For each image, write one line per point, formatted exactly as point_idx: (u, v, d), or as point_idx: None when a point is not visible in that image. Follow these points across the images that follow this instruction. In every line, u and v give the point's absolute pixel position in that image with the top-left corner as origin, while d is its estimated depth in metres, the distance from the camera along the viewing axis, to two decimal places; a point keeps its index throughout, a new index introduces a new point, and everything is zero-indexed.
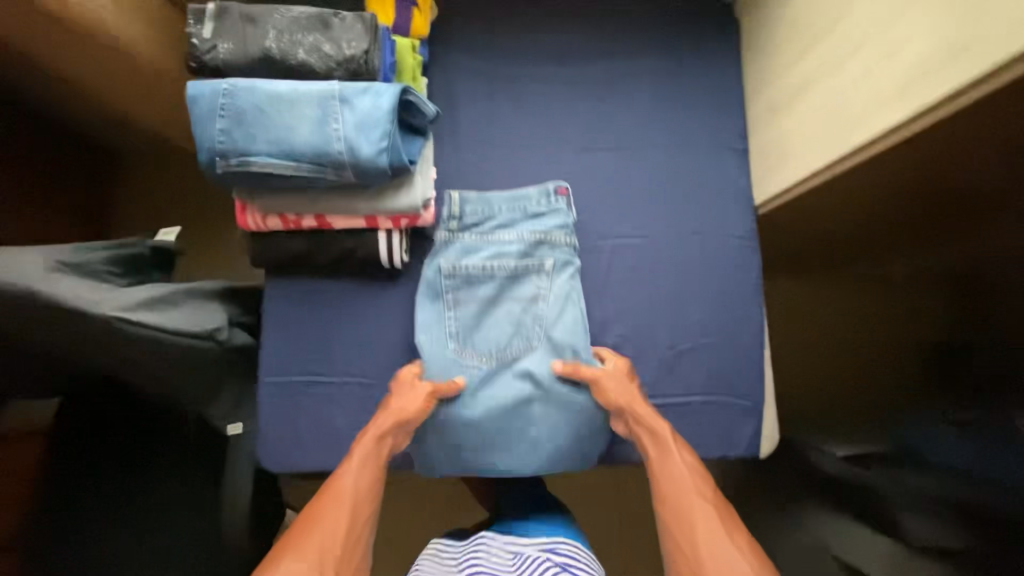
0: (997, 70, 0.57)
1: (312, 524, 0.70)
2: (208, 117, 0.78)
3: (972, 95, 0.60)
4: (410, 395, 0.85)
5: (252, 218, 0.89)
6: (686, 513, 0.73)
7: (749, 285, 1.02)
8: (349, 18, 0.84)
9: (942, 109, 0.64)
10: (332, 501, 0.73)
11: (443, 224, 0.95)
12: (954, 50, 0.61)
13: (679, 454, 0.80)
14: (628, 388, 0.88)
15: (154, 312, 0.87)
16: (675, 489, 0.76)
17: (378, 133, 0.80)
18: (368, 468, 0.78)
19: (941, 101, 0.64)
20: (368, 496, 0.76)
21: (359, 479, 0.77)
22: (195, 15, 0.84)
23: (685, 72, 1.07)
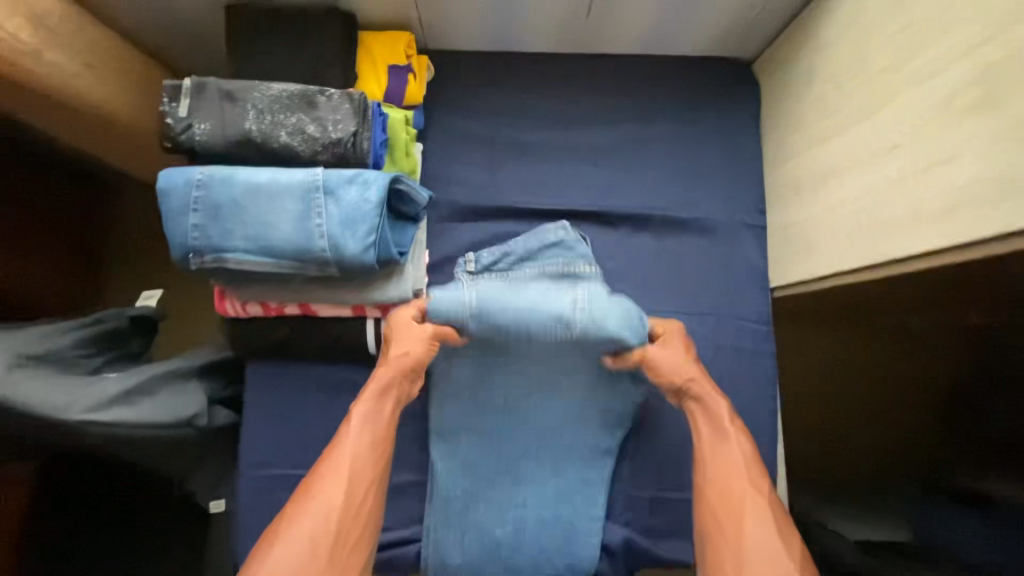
0: None
1: (308, 496, 0.68)
2: (181, 211, 0.72)
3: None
4: (411, 340, 0.77)
5: (231, 305, 0.83)
6: (737, 498, 0.70)
7: (763, 373, 0.96)
8: (336, 96, 0.78)
9: (993, 246, 0.57)
10: (327, 474, 0.70)
11: (460, 269, 0.92)
12: (1009, 185, 0.54)
13: (736, 439, 0.75)
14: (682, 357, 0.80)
15: (126, 405, 0.83)
16: (721, 472, 0.73)
17: (365, 228, 0.74)
18: (370, 430, 0.74)
19: (992, 238, 0.56)
20: (368, 456, 0.72)
21: (360, 441, 0.73)
22: (169, 91, 0.78)
23: (701, 138, 1.00)
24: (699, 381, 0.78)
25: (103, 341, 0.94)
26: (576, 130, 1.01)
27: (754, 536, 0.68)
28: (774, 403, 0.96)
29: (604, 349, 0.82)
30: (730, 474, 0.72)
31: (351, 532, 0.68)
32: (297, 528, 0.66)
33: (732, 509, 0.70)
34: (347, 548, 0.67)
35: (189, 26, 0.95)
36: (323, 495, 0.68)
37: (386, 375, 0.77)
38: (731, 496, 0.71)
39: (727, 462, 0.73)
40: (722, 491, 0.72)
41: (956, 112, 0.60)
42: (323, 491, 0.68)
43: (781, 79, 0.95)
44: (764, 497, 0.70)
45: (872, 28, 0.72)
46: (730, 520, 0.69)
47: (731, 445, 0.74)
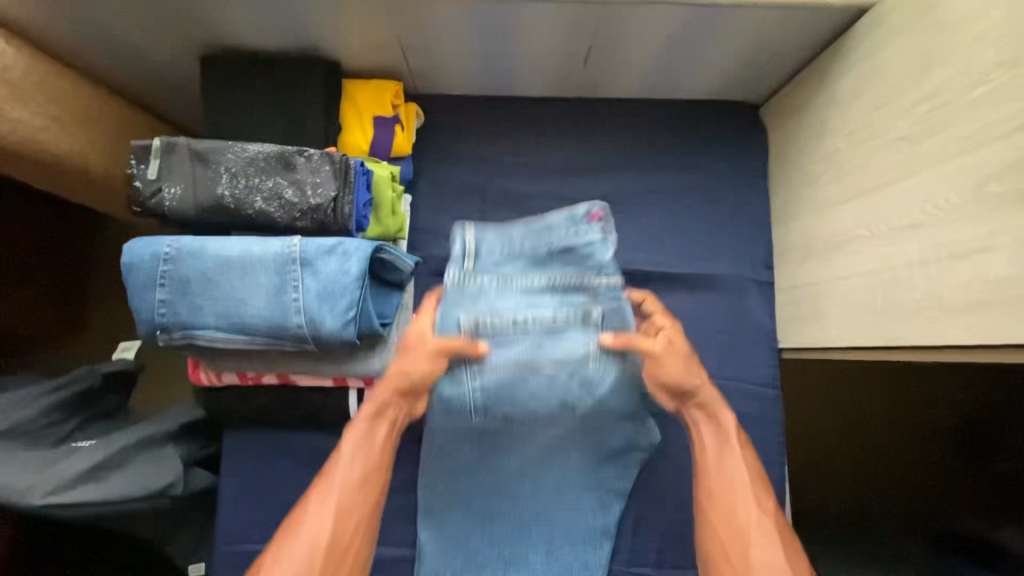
0: None
1: (292, 536, 0.63)
2: (147, 286, 0.68)
3: None
4: (414, 360, 0.71)
5: (205, 375, 0.79)
6: (742, 521, 0.67)
7: (770, 440, 0.90)
8: (315, 157, 0.73)
9: None
10: (312, 511, 0.64)
11: (454, 262, 0.78)
12: None
13: (742, 454, 0.71)
14: (693, 372, 0.73)
15: (95, 481, 0.79)
16: (728, 495, 0.69)
17: (344, 303, 0.69)
18: (362, 459, 0.68)
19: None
20: (358, 490, 0.66)
21: (348, 474, 0.67)
22: (138, 152, 0.73)
23: (705, 188, 0.95)
24: (708, 390, 0.73)
25: (77, 403, 0.89)
26: (573, 181, 0.96)
27: (763, 563, 0.64)
28: (782, 473, 0.90)
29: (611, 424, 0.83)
30: (736, 496, 0.68)
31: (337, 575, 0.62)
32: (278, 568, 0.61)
33: (741, 539, 0.66)
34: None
35: (168, 74, 0.90)
36: (306, 532, 0.63)
37: (384, 395, 0.71)
38: (739, 521, 0.67)
39: (733, 484, 0.69)
40: (729, 517, 0.67)
41: (985, 200, 0.55)
42: (308, 529, 0.63)
43: (791, 130, 0.89)
44: (769, 518, 0.67)
45: (891, 92, 0.67)
46: (737, 544, 0.66)
47: (737, 460, 0.70)
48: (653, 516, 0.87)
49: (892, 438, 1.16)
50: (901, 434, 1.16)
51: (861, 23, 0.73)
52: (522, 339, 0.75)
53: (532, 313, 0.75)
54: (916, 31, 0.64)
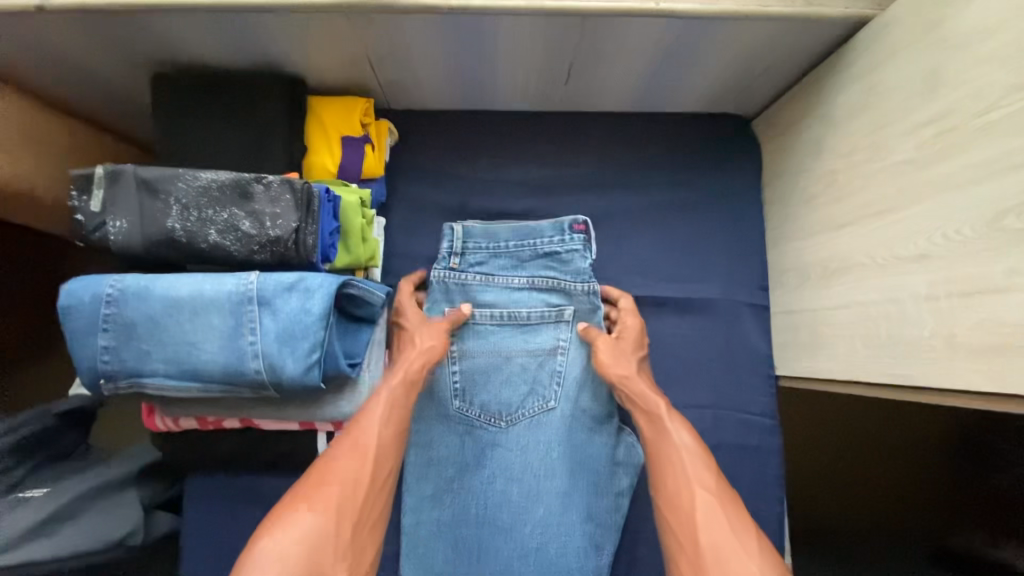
0: None
1: (327, 472, 0.60)
2: (88, 332, 0.62)
3: None
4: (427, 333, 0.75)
5: (161, 421, 0.72)
6: (684, 502, 0.62)
7: (767, 472, 0.86)
8: (275, 185, 0.68)
9: None
10: (347, 451, 0.61)
11: (441, 259, 0.86)
12: None
13: (676, 433, 0.69)
14: (630, 363, 0.78)
15: (44, 536, 0.73)
16: (666, 473, 0.65)
17: (307, 344, 0.63)
18: (395, 411, 0.67)
19: None
20: (395, 438, 0.65)
21: (387, 422, 0.65)
22: (80, 182, 0.67)
23: (696, 206, 0.90)
24: (632, 380, 0.76)
25: (31, 446, 0.83)
26: (556, 199, 0.91)
27: (711, 545, 0.58)
28: (781, 506, 0.85)
29: (587, 432, 0.84)
30: (673, 470, 0.65)
31: (371, 512, 0.60)
32: (316, 499, 0.57)
33: (683, 518, 0.61)
34: (366, 529, 0.59)
35: (121, 92, 0.84)
36: (344, 469, 0.60)
37: (416, 358, 0.73)
38: (679, 498, 0.63)
39: (671, 460, 0.66)
40: (672, 502, 0.63)
41: (1000, 234, 0.50)
42: (342, 470, 0.60)
43: (785, 144, 0.85)
44: (712, 492, 0.62)
45: (895, 110, 0.62)
46: (686, 530, 0.60)
47: (671, 437, 0.68)
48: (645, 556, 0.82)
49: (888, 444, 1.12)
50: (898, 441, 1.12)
51: (859, 35, 0.69)
52: (496, 330, 0.86)
53: (509, 311, 0.86)
54: (922, 45, 0.59)
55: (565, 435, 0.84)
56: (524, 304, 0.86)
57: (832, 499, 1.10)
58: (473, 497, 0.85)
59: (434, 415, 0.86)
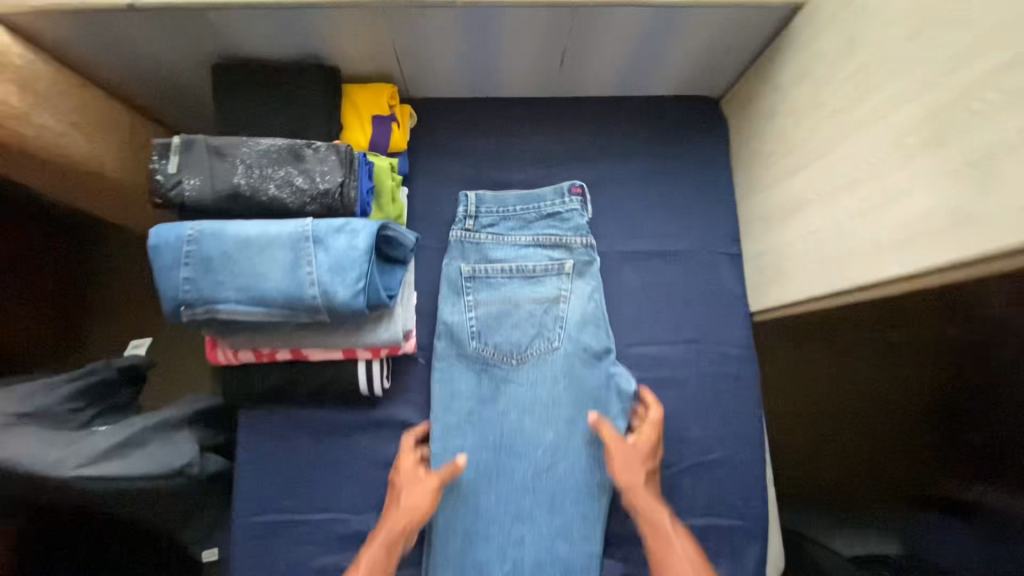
0: (1001, 253, 0.54)
1: None
2: (171, 265, 0.74)
3: (985, 267, 0.56)
4: (416, 494, 0.84)
5: (223, 353, 0.84)
6: None
7: (745, 397, 0.98)
8: (322, 149, 0.81)
9: (951, 272, 0.60)
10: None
11: (457, 221, 1.00)
12: (957, 218, 0.58)
13: (679, 543, 0.81)
14: (641, 472, 0.89)
15: (118, 458, 0.83)
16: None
17: (354, 275, 0.76)
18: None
19: (948, 266, 0.60)
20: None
21: None
22: (160, 149, 0.80)
23: (675, 172, 1.05)
24: (641, 490, 0.87)
25: (95, 393, 0.93)
26: (554, 170, 1.05)
27: None
28: (761, 425, 0.97)
29: (589, 365, 0.97)
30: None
31: None
32: None
33: None
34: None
35: (180, 86, 0.99)
36: None
37: (398, 523, 0.82)
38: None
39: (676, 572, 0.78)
40: None
41: (906, 150, 0.64)
42: None
43: (747, 117, 1.00)
44: None
45: (826, 72, 0.78)
46: None
47: (675, 546, 0.81)
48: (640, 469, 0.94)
49: (881, 410, 1.33)
50: (889, 405, 1.33)
51: (797, 18, 0.85)
52: (507, 282, 0.99)
53: (518, 263, 0.99)
54: (841, 19, 0.75)
55: (569, 369, 0.96)
56: (531, 258, 0.99)
57: (831, 468, 1.32)
58: (491, 426, 0.95)
59: (455, 356, 0.97)
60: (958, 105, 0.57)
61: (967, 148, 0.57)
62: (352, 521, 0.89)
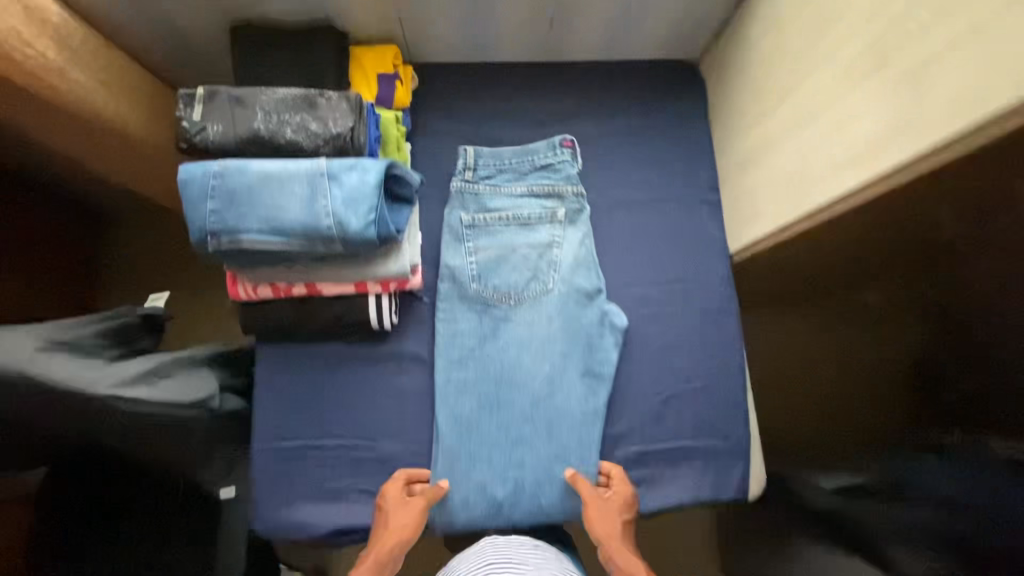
0: (939, 146, 0.62)
1: None
2: (200, 199, 0.81)
3: (929, 162, 0.65)
4: (403, 516, 0.88)
5: (243, 288, 0.91)
6: None
7: (727, 330, 1.06)
8: (334, 98, 0.89)
9: (901, 172, 0.68)
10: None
11: (457, 173, 1.08)
12: (903, 123, 0.67)
13: None
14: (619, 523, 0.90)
15: (147, 384, 0.89)
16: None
17: (366, 207, 0.83)
18: None
19: (898, 167, 0.68)
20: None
21: None
22: (185, 98, 0.88)
23: (658, 128, 1.13)
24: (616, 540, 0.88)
25: (119, 335, 1.00)
26: (546, 127, 1.13)
27: None
28: (741, 356, 1.05)
29: (581, 304, 1.04)
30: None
31: None
32: None
33: None
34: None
35: (197, 51, 1.06)
36: None
37: (386, 544, 0.85)
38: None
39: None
40: None
41: (859, 74, 0.73)
42: None
43: (724, 73, 1.09)
44: None
45: (791, 19, 0.87)
46: None
47: None
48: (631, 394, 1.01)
49: None
50: None
51: None
52: (505, 230, 1.06)
53: (514, 211, 1.07)
54: None
55: (564, 307, 1.04)
56: (526, 207, 1.07)
57: None
58: (492, 362, 1.02)
59: (457, 298, 1.04)
60: (899, 27, 0.66)
61: (908, 61, 0.66)
62: (366, 445, 0.97)
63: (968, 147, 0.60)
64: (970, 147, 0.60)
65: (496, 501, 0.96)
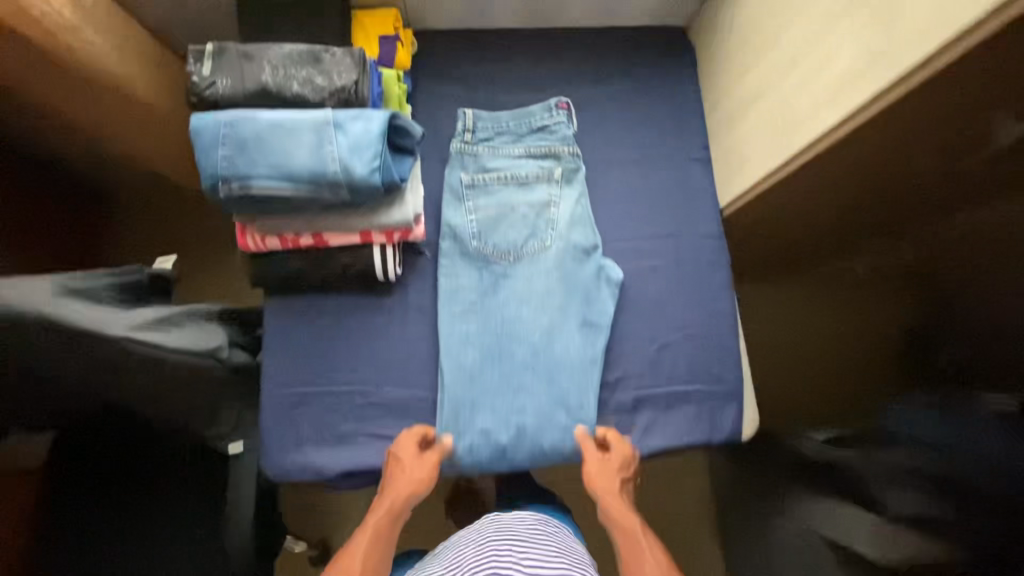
0: (922, 63, 0.67)
1: None
2: (211, 146, 0.85)
3: (913, 82, 0.70)
4: (416, 467, 0.93)
5: (252, 239, 0.95)
6: None
7: (719, 281, 1.09)
8: (338, 53, 0.92)
9: (887, 96, 0.73)
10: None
11: (457, 136, 1.10)
12: (886, 50, 0.72)
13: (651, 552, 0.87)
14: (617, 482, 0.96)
15: (159, 331, 0.93)
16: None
17: (370, 154, 0.86)
18: (370, 547, 0.86)
19: (884, 91, 0.73)
20: (373, 569, 0.84)
21: (361, 554, 0.85)
22: (195, 54, 0.91)
23: (649, 89, 1.18)
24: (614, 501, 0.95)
25: (132, 291, 1.04)
26: (541, 89, 1.17)
27: None
28: (733, 304, 1.09)
29: (579, 259, 1.06)
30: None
31: None
32: None
33: None
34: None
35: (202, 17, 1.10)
36: None
37: (403, 492, 0.91)
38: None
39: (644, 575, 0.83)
40: None
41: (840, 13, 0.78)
42: None
43: (712, 34, 1.13)
44: None
45: None
46: None
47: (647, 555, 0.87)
48: (628, 340, 1.05)
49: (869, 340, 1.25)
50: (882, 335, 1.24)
51: None
52: (504, 188, 1.08)
53: (512, 171, 1.09)
54: None
55: (561, 261, 1.06)
56: (524, 166, 1.09)
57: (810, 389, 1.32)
58: (493, 315, 1.04)
59: (457, 255, 1.06)
60: None
61: None
62: (372, 392, 1.00)
63: (947, 61, 0.65)
64: (949, 62, 0.65)
65: (499, 443, 0.98)
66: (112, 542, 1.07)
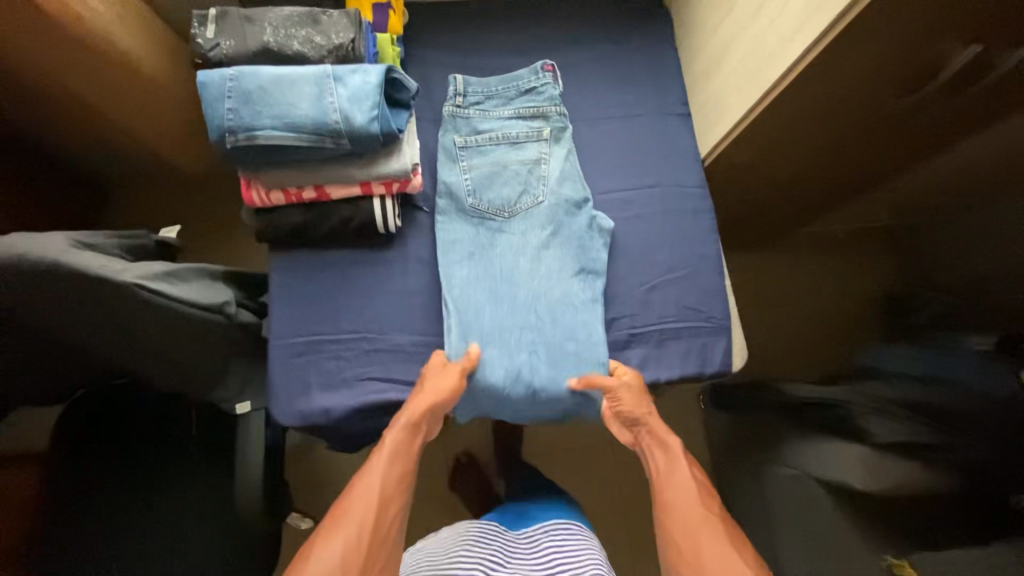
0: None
1: (342, 515, 0.80)
2: (218, 99, 0.89)
3: (853, 12, 0.77)
4: (443, 381, 0.96)
5: (256, 193, 0.99)
6: (694, 520, 0.84)
7: (703, 226, 1.15)
8: (335, 15, 0.98)
9: (834, 30, 0.81)
10: (362, 495, 0.82)
11: (448, 100, 1.14)
12: None
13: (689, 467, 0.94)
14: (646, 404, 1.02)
15: (168, 283, 0.92)
16: (679, 501, 0.88)
17: (369, 104, 0.91)
18: (398, 461, 0.89)
19: (832, 25, 0.81)
20: (397, 482, 0.87)
21: (391, 471, 0.88)
22: (199, 19, 0.96)
23: (630, 51, 1.24)
24: (653, 420, 1.01)
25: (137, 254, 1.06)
26: (528, 54, 1.23)
27: (709, 549, 0.80)
28: (717, 247, 1.15)
29: (570, 211, 1.10)
30: (685, 498, 0.89)
31: (377, 554, 0.78)
32: (340, 529, 0.78)
33: (689, 527, 0.84)
34: (377, 569, 0.77)
35: None
36: (356, 517, 0.79)
37: (422, 407, 0.94)
38: (688, 517, 0.85)
39: (681, 488, 0.90)
40: (682, 519, 0.85)
41: None
42: (350, 516, 0.80)
43: None
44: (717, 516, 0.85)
45: None
46: (687, 534, 0.83)
47: (683, 469, 0.94)
48: (619, 284, 1.10)
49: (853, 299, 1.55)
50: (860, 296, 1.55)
51: None
52: (496, 149, 1.13)
53: (504, 131, 1.13)
54: None
55: (554, 214, 1.10)
56: (514, 127, 1.14)
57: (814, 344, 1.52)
58: (490, 268, 1.07)
59: (454, 212, 1.10)
60: None
61: None
62: (377, 339, 1.04)
63: None
64: None
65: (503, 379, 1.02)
66: (117, 518, 1.05)
